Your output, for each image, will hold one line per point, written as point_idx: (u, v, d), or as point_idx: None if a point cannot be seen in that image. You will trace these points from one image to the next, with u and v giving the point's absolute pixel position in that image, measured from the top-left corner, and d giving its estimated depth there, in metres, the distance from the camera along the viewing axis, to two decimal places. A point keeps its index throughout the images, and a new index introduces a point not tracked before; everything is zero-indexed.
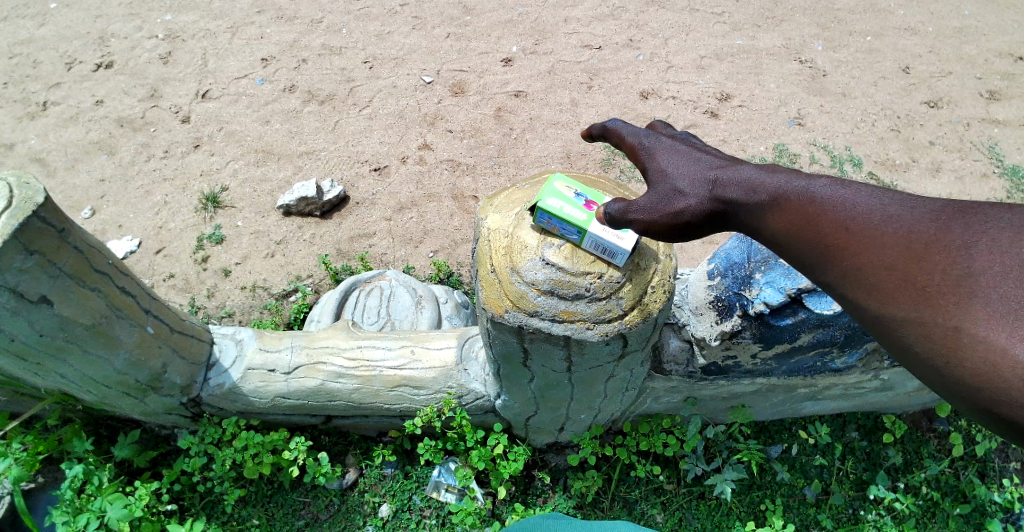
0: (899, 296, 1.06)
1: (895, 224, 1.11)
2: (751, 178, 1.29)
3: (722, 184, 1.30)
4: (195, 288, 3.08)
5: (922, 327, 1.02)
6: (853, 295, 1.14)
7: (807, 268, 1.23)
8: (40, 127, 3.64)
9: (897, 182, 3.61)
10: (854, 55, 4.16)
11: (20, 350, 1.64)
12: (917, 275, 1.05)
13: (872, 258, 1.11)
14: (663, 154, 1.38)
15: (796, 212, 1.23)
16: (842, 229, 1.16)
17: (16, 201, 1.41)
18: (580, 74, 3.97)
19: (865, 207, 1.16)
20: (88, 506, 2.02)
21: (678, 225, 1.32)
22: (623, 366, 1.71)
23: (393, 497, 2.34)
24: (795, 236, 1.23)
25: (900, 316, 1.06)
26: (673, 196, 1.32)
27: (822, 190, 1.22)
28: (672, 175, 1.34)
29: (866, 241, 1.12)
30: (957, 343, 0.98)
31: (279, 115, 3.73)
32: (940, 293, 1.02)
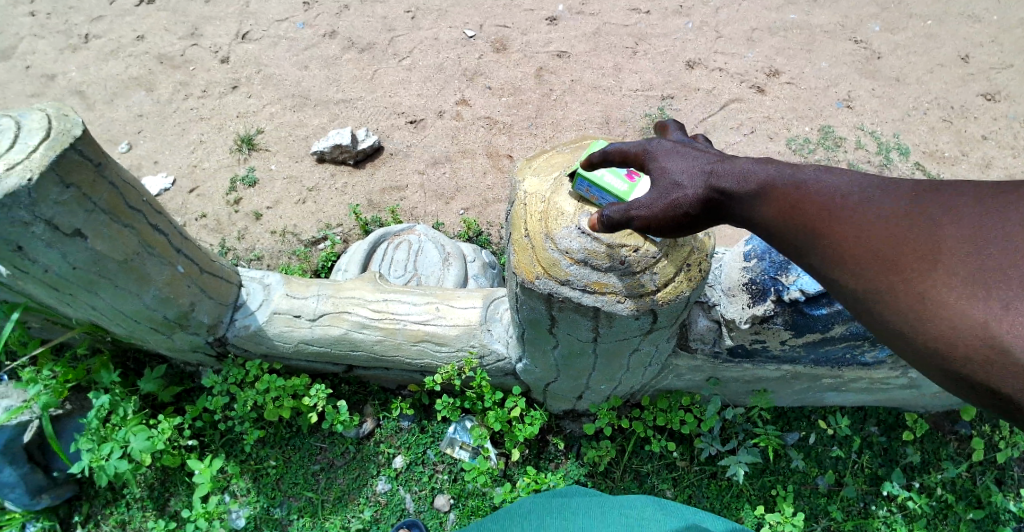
0: (876, 274, 1.07)
1: (877, 208, 1.10)
2: (746, 168, 1.25)
3: (718, 174, 1.26)
4: (226, 229, 3.11)
5: (899, 302, 1.04)
6: (833, 275, 1.14)
7: (793, 253, 1.22)
8: (82, 59, 3.66)
9: (944, 174, 3.47)
10: (912, 38, 3.96)
11: (54, 281, 1.67)
12: (892, 252, 1.05)
13: (853, 240, 1.10)
14: (658, 148, 1.32)
15: (785, 199, 1.21)
16: (824, 212, 1.15)
17: (54, 132, 1.42)
18: (626, 38, 3.85)
19: (851, 194, 1.14)
20: (113, 435, 2.10)
21: (678, 217, 1.27)
22: (649, 340, 1.69)
23: (408, 449, 2.37)
24: (786, 226, 1.20)
25: (878, 293, 1.06)
26: (671, 187, 1.26)
27: (812, 178, 1.19)
28: (668, 167, 1.28)
29: (849, 225, 1.11)
30: (931, 315, 1.00)
31: (318, 61, 3.70)
32: (913, 268, 1.03)
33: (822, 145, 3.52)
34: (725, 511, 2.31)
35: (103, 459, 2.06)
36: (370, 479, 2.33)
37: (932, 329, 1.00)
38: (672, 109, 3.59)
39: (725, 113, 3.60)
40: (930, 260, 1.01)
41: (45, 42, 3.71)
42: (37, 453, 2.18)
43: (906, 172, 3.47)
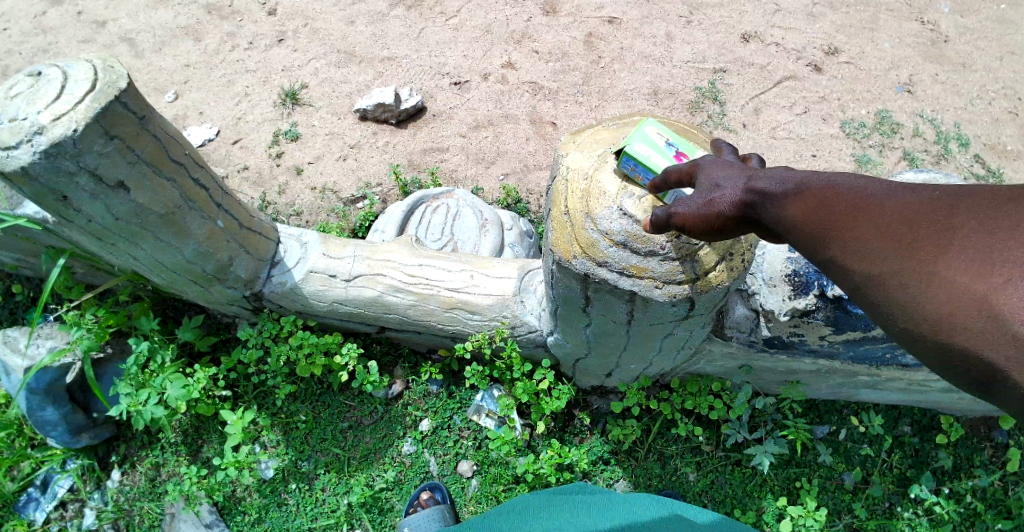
0: (886, 259, 1.00)
1: (900, 201, 1.03)
2: (783, 172, 1.18)
3: (755, 177, 1.21)
4: (267, 183, 3.14)
5: (908, 285, 0.97)
6: (843, 265, 1.06)
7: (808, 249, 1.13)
8: (132, 6, 3.68)
9: (1004, 169, 3.30)
10: (984, 22, 3.73)
11: (96, 230, 1.70)
12: (905, 236, 0.99)
13: (872, 232, 1.03)
14: (707, 160, 1.29)
15: (814, 197, 1.12)
16: (844, 206, 1.08)
17: (99, 84, 1.43)
18: (680, 6, 3.71)
19: (876, 191, 1.06)
20: (151, 382, 2.17)
21: (713, 219, 1.22)
22: (685, 325, 1.64)
23: (435, 414, 2.40)
24: (806, 223, 1.12)
25: (886, 276, 1.00)
26: (711, 187, 1.23)
27: (845, 179, 1.11)
28: (711, 172, 1.25)
29: (869, 218, 1.04)
30: (935, 296, 0.93)
31: (364, 16, 3.65)
32: (922, 250, 0.96)
33: (879, 130, 3.36)
34: (747, 499, 2.29)
35: (140, 405, 2.13)
36: (396, 440, 2.37)
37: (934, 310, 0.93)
38: (723, 84, 3.47)
39: (779, 90, 3.46)
40: (941, 242, 0.95)
41: None
42: (79, 394, 2.28)
43: (964, 164, 3.31)
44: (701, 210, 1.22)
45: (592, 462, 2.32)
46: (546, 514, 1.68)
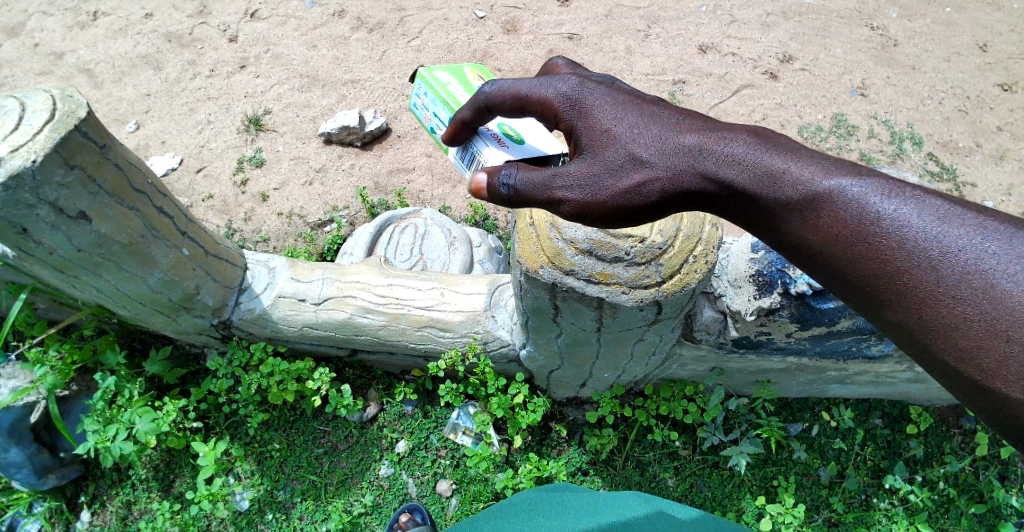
0: (938, 309, 0.98)
1: (905, 226, 1.04)
2: (746, 155, 1.16)
3: (703, 154, 1.17)
4: (233, 210, 3.11)
5: (928, 327, 1.00)
6: (881, 300, 1.05)
7: (807, 260, 1.15)
8: (89, 36, 3.65)
9: (957, 166, 3.42)
10: (930, 26, 3.89)
11: (58, 263, 1.67)
12: (956, 288, 0.97)
13: (879, 260, 1.05)
14: (592, 106, 1.24)
15: (835, 218, 1.09)
16: (875, 233, 1.06)
17: (59, 114, 1.42)
18: (638, 21, 3.80)
19: (871, 198, 1.07)
20: (118, 417, 2.12)
21: (640, 203, 1.20)
22: (654, 331, 1.66)
23: (411, 434, 2.39)
24: (831, 245, 1.10)
25: (934, 326, 0.99)
26: (622, 165, 1.19)
27: (828, 178, 1.11)
28: (630, 138, 1.20)
29: (872, 239, 1.06)
30: (963, 349, 0.96)
31: (326, 40, 3.67)
32: (948, 298, 0.98)
33: (835, 134, 3.46)
34: (726, 501, 2.31)
35: (108, 441, 2.08)
36: (373, 463, 2.35)
37: (961, 361, 0.97)
38: (683, 94, 3.54)
39: (737, 99, 3.54)
40: (961, 287, 0.97)
41: (54, 18, 3.70)
42: (44, 433, 2.22)
43: (918, 162, 3.41)
44: (627, 195, 1.19)
45: (571, 473, 2.33)
46: (530, 523, 1.64)
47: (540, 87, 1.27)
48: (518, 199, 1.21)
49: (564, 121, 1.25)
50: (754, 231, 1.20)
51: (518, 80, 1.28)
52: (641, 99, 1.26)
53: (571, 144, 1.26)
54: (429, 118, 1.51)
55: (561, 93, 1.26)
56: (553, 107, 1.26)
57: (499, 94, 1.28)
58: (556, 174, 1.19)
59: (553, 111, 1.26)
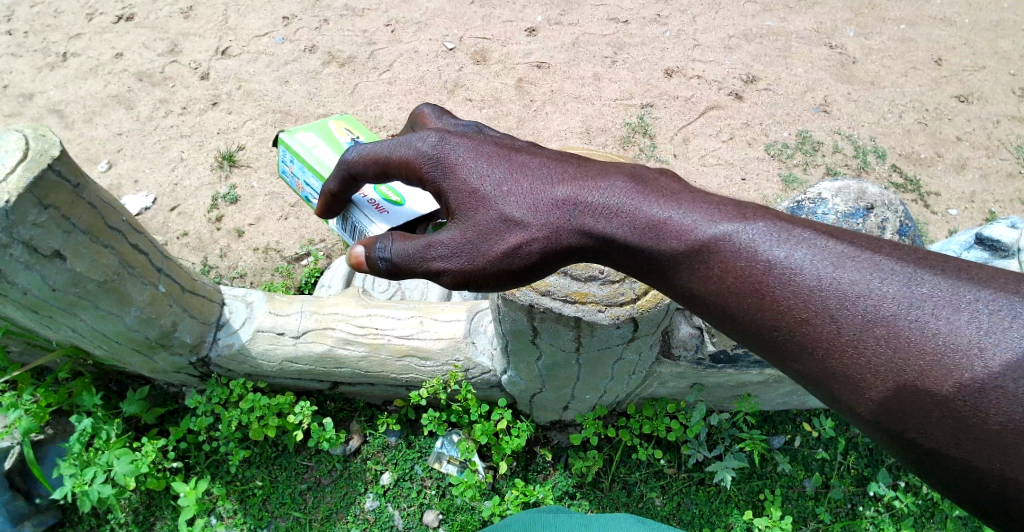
0: (832, 358, 0.94)
1: (796, 274, 0.98)
2: (626, 204, 1.11)
3: (579, 207, 1.12)
4: (208, 247, 3.09)
5: (835, 380, 0.95)
6: (779, 350, 1.00)
7: (702, 311, 1.10)
8: (59, 78, 3.64)
9: (920, 176, 3.53)
10: (886, 43, 4.05)
11: (32, 304, 1.65)
12: (846, 335, 0.93)
13: (772, 312, 1.00)
14: (455, 163, 1.18)
15: (723, 267, 1.04)
16: (763, 281, 1.01)
17: (32, 153, 1.42)
18: (605, 47, 3.90)
19: (759, 244, 1.02)
20: (96, 460, 2.07)
21: (519, 263, 1.15)
22: (632, 349, 1.69)
23: (395, 465, 2.37)
24: (723, 296, 1.05)
25: (833, 375, 0.94)
26: (490, 229, 1.15)
27: (713, 225, 1.06)
28: (499, 197, 1.15)
29: (764, 290, 1.00)
30: (867, 400, 0.92)
31: (299, 75, 3.71)
32: (842, 349, 0.93)
33: (801, 150, 3.56)
34: (714, 517, 2.31)
35: (86, 484, 2.03)
36: (358, 497, 2.32)
37: (873, 413, 0.92)
38: (652, 117, 3.61)
39: (704, 120, 3.63)
40: (862, 336, 0.92)
41: (22, 61, 3.69)
42: (19, 480, 2.16)
43: (883, 174, 3.52)
44: (506, 259, 1.15)
45: (558, 497, 2.32)
46: None
47: (400, 148, 1.23)
48: (397, 270, 1.20)
49: (429, 182, 1.21)
50: (648, 281, 1.15)
51: (379, 144, 1.26)
52: (507, 148, 1.21)
53: (443, 205, 1.22)
54: (304, 188, 1.69)
55: (421, 152, 1.21)
56: (416, 167, 1.21)
57: (359, 161, 1.27)
58: (430, 244, 1.17)
59: (417, 172, 1.22)
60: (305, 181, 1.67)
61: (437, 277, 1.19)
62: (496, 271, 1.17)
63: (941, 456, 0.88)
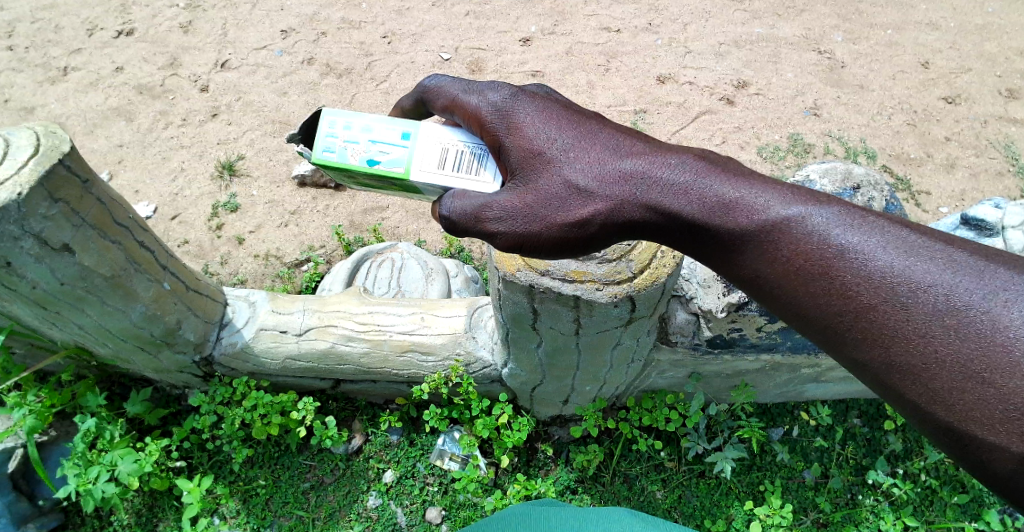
0: (895, 343, 0.94)
1: (868, 258, 0.98)
2: (694, 189, 1.12)
3: (648, 185, 1.14)
4: (209, 254, 3.12)
5: (896, 367, 0.94)
6: (839, 331, 1.00)
7: (762, 294, 1.11)
8: (60, 91, 3.69)
9: (911, 176, 3.59)
10: (874, 47, 4.13)
11: (40, 298, 1.68)
12: (914, 320, 0.93)
13: (839, 295, 1.00)
14: (522, 123, 1.19)
15: (790, 251, 1.05)
16: (831, 264, 1.01)
17: (43, 149, 1.46)
18: (598, 56, 3.97)
19: (830, 228, 1.03)
20: (100, 459, 2.10)
21: (574, 232, 1.16)
22: (630, 333, 1.72)
23: (398, 463, 2.38)
24: (787, 279, 1.06)
25: (893, 361, 0.94)
26: (551, 189, 1.16)
27: (783, 207, 1.07)
28: (566, 163, 1.16)
29: (833, 272, 1.01)
30: (925, 386, 0.92)
31: (297, 87, 3.77)
32: (905, 332, 0.93)
33: (793, 152, 3.63)
34: (715, 509, 2.33)
35: (90, 483, 2.05)
36: (361, 494, 2.34)
37: (932, 403, 0.91)
38: (645, 123, 3.67)
39: (697, 125, 3.68)
40: (930, 324, 0.92)
41: (23, 75, 3.75)
42: (22, 482, 2.18)
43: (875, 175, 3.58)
44: (565, 230, 1.16)
45: (560, 492, 2.33)
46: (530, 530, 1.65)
47: (470, 96, 1.23)
48: (453, 228, 1.20)
49: (490, 134, 1.20)
50: (709, 264, 1.16)
51: (458, 84, 1.25)
52: (578, 115, 1.21)
53: (498, 161, 1.21)
54: (363, 149, 1.26)
55: (490, 105, 1.21)
56: (480, 119, 1.21)
57: (436, 91, 1.27)
58: (486, 205, 1.17)
59: (478, 123, 1.22)
60: (366, 138, 1.26)
61: (490, 239, 1.19)
62: (551, 239, 1.18)
63: (1002, 451, 0.86)
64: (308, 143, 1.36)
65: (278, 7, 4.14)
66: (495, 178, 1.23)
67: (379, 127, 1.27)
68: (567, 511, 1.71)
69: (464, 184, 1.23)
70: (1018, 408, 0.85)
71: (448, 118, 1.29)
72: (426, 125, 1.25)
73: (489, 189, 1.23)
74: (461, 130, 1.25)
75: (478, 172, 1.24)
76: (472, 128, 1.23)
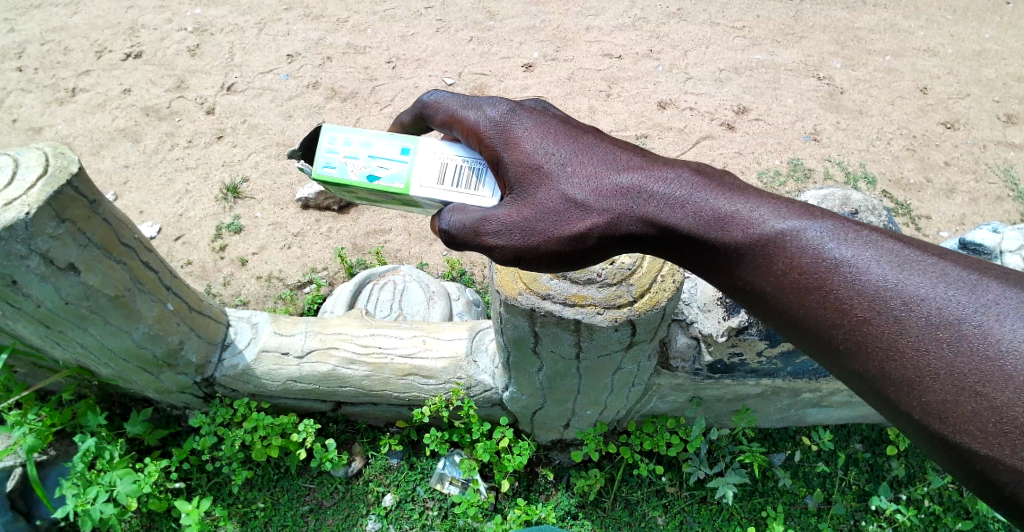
0: (888, 356, 0.94)
1: (861, 272, 0.99)
2: (691, 202, 1.14)
3: (645, 198, 1.16)
4: (212, 275, 3.14)
5: (891, 380, 0.94)
6: (834, 344, 1.01)
7: (760, 306, 1.12)
8: (68, 112, 3.75)
9: (911, 201, 3.61)
10: (872, 74, 4.19)
11: (44, 317, 1.69)
12: (907, 333, 0.93)
13: (834, 308, 1.00)
14: (520, 138, 1.20)
15: (785, 265, 1.06)
16: (825, 277, 1.02)
17: (51, 169, 1.49)
18: (600, 81, 4.02)
19: (824, 242, 1.04)
20: (98, 479, 2.09)
21: (572, 245, 1.18)
22: (631, 357, 1.72)
23: (397, 487, 2.37)
24: (782, 292, 1.07)
25: (888, 374, 0.95)
26: (548, 203, 1.17)
27: (779, 221, 1.09)
28: (563, 178, 1.18)
29: (828, 285, 1.02)
30: (919, 398, 0.92)
31: (302, 110, 3.82)
32: (898, 345, 0.94)
33: (793, 177, 3.66)
34: None
35: (88, 503, 2.03)
36: (360, 518, 2.32)
37: (928, 417, 0.91)
38: (646, 147, 3.71)
39: (698, 149, 3.72)
40: (923, 337, 0.92)
41: (32, 96, 3.80)
42: (20, 502, 2.17)
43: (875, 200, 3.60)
44: (564, 243, 1.18)
45: (561, 517, 2.31)
46: None
47: (468, 111, 1.24)
48: (453, 242, 1.22)
49: (488, 148, 1.21)
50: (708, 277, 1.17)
51: (457, 98, 1.27)
52: (575, 130, 1.23)
53: (495, 175, 1.23)
54: (362, 164, 1.28)
55: (487, 119, 1.22)
56: (479, 133, 1.22)
57: (436, 107, 1.29)
58: (484, 218, 1.19)
59: (477, 137, 1.23)
60: (366, 153, 1.28)
61: (490, 252, 1.21)
62: (551, 252, 1.19)
63: (998, 465, 0.86)
64: (309, 159, 1.38)
65: (285, 32, 4.21)
66: (494, 193, 1.25)
67: (379, 143, 1.29)
68: None
69: (463, 199, 1.25)
70: (1011, 422, 0.84)
71: (446, 133, 1.31)
72: (425, 141, 1.27)
73: (487, 204, 1.25)
74: (461, 146, 1.27)
75: (477, 187, 1.26)
76: (471, 144, 1.25)
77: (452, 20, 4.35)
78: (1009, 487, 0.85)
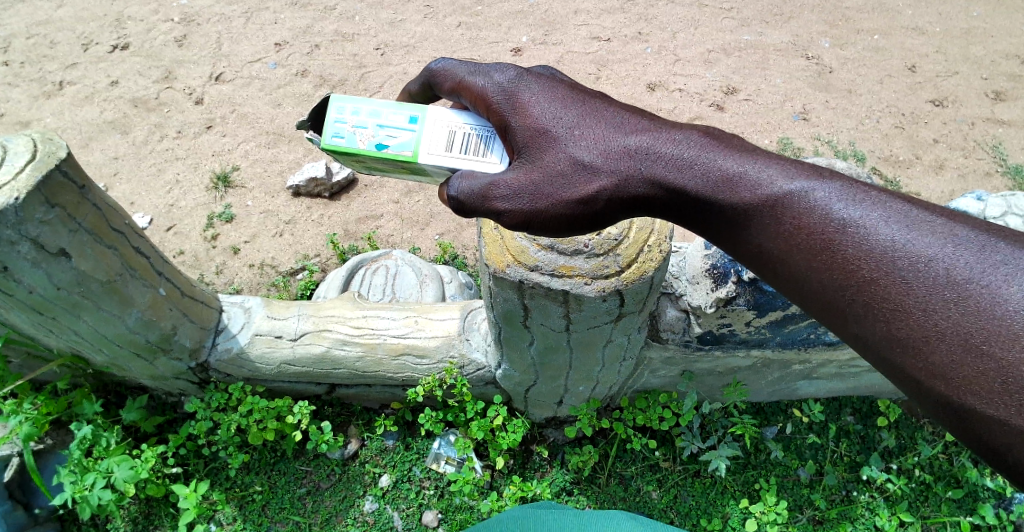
0: (894, 315, 0.96)
1: (870, 232, 1.01)
2: (699, 165, 1.15)
3: (653, 160, 1.17)
4: (205, 264, 3.14)
5: (896, 341, 0.96)
6: (841, 303, 1.03)
7: (767, 268, 1.14)
8: (56, 105, 3.72)
9: (900, 178, 3.64)
10: (861, 52, 4.20)
11: (37, 304, 1.69)
12: (913, 292, 0.95)
13: (842, 267, 1.02)
14: (528, 103, 1.21)
15: (793, 227, 1.08)
16: (833, 237, 1.04)
17: (40, 155, 1.49)
18: (589, 65, 4.02)
19: (832, 203, 1.06)
20: (96, 466, 2.10)
21: (579, 208, 1.19)
22: (621, 329, 1.74)
23: (394, 467, 2.39)
24: (789, 253, 1.09)
25: (893, 335, 0.96)
26: (557, 168, 1.18)
27: (787, 183, 1.10)
28: (571, 141, 1.19)
29: (834, 245, 1.03)
30: (923, 359, 0.93)
31: (291, 98, 3.81)
32: (904, 305, 0.95)
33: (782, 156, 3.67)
34: (711, 508, 2.34)
35: (86, 490, 2.04)
36: (357, 499, 2.34)
37: (934, 378, 0.92)
38: None
39: None
40: (930, 298, 0.94)
41: (19, 90, 3.78)
42: (18, 491, 2.19)
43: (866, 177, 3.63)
44: (573, 206, 1.19)
45: (556, 493, 2.34)
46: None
47: (476, 77, 1.25)
48: (462, 208, 1.22)
49: (496, 114, 1.22)
50: (715, 241, 1.19)
51: (464, 67, 1.27)
52: (583, 94, 1.24)
53: (504, 142, 1.24)
54: (371, 133, 1.29)
55: (496, 85, 1.23)
56: (486, 99, 1.23)
57: (444, 74, 1.29)
58: (494, 183, 1.19)
59: (484, 104, 1.24)
60: (374, 122, 1.29)
61: (498, 217, 1.22)
62: (561, 216, 1.20)
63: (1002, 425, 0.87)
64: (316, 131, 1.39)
65: (272, 20, 4.19)
66: (501, 160, 1.26)
67: (386, 112, 1.29)
68: (566, 513, 1.70)
69: (472, 165, 1.26)
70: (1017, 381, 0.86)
71: (455, 100, 1.31)
72: (434, 109, 1.27)
73: (495, 169, 1.26)
74: (470, 113, 1.28)
75: (484, 154, 1.27)
76: (480, 111, 1.26)
77: (440, 6, 4.33)
78: (1012, 448, 0.87)
